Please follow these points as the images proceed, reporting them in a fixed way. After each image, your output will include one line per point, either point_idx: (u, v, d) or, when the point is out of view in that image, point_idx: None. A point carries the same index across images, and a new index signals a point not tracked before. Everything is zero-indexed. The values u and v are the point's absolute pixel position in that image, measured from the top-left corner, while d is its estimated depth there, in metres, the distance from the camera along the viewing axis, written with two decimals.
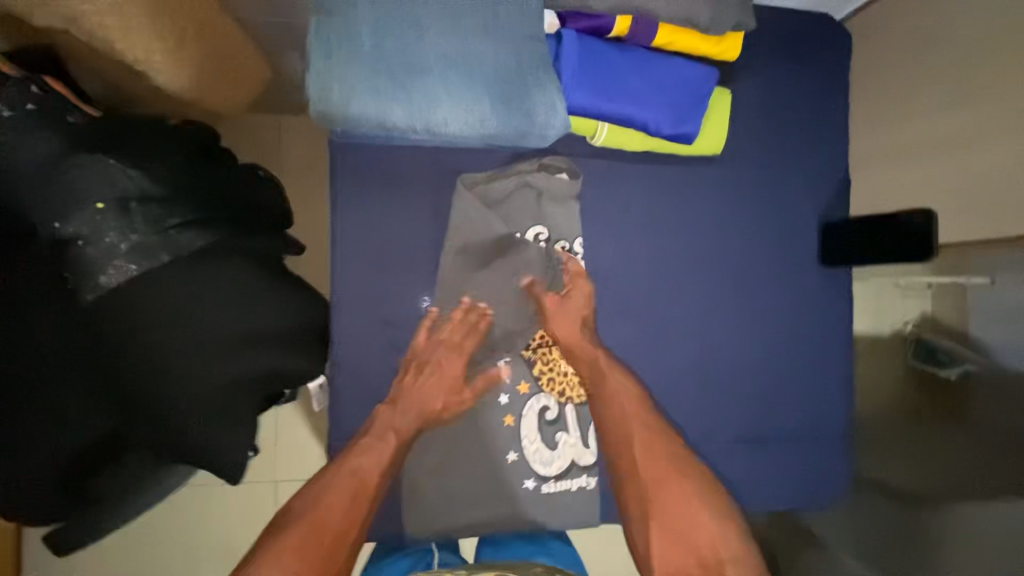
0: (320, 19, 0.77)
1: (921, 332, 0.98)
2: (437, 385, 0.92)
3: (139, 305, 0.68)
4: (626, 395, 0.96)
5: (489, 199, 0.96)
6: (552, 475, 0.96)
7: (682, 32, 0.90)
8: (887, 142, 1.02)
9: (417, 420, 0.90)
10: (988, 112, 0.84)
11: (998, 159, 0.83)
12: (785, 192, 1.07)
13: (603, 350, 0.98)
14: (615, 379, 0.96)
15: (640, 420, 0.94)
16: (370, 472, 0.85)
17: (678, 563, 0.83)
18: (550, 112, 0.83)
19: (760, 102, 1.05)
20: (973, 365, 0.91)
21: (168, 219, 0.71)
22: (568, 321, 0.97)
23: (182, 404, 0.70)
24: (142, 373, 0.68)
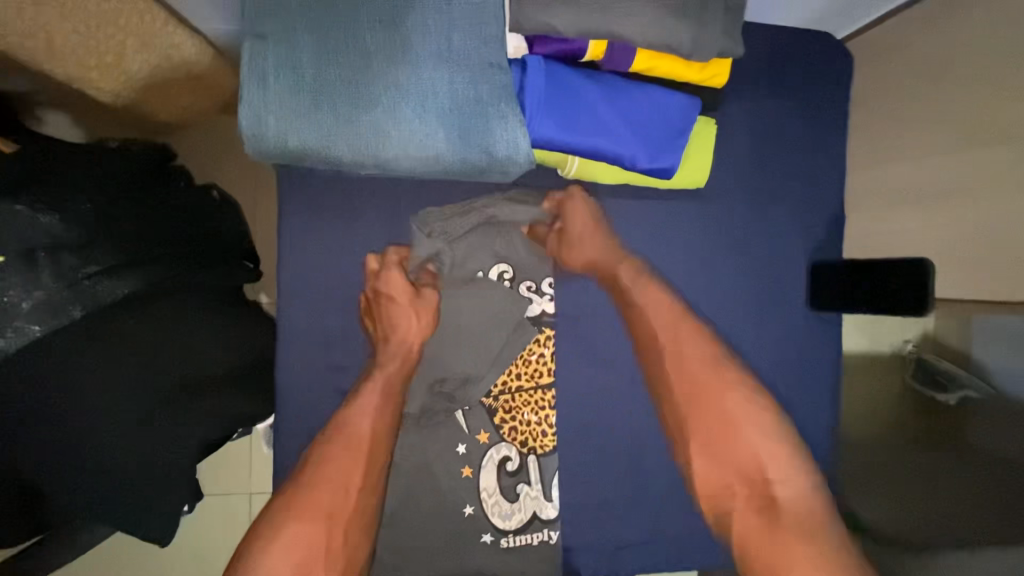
0: (254, 45, 0.70)
1: (922, 353, 0.96)
2: (404, 308, 0.88)
3: (59, 361, 0.66)
4: (659, 314, 0.90)
5: (448, 235, 0.92)
6: (512, 529, 0.91)
7: (665, 58, 0.82)
8: (886, 179, 0.94)
9: (405, 350, 0.88)
10: (995, 156, 0.76)
11: (1007, 209, 0.75)
12: (775, 227, 0.99)
13: (627, 260, 0.93)
14: (642, 293, 0.91)
15: (673, 330, 0.89)
16: (359, 420, 0.82)
17: (723, 481, 0.82)
18: (511, 147, 0.76)
19: (749, 131, 0.97)
20: (973, 391, 0.87)
21: (84, 268, 0.67)
22: (586, 245, 0.92)
23: (104, 459, 0.69)
24: (60, 430, 0.66)
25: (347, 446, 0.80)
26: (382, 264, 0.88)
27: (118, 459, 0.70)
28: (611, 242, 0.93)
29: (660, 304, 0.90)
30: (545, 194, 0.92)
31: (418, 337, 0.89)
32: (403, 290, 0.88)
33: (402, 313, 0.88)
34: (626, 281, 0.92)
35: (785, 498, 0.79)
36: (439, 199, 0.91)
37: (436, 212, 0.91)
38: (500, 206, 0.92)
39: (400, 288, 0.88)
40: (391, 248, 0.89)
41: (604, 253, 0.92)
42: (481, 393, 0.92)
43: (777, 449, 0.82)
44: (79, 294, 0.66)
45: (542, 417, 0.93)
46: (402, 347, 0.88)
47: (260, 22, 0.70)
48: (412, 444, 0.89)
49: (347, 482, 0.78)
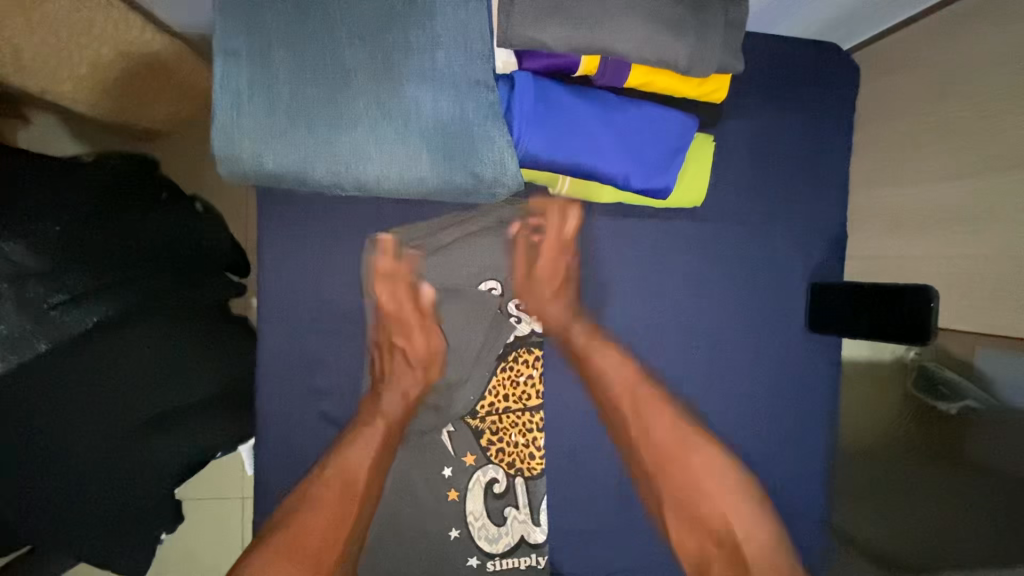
0: (227, 61, 0.66)
1: (924, 360, 0.90)
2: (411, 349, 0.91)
3: (22, 396, 0.62)
4: (616, 374, 0.92)
5: (432, 246, 0.89)
6: (499, 552, 0.88)
7: (661, 74, 0.79)
8: (889, 199, 0.91)
9: (405, 399, 0.90)
10: (1002, 183, 0.73)
11: (1013, 239, 0.72)
12: (774, 247, 0.96)
13: (581, 325, 0.92)
14: (605, 361, 0.92)
15: (631, 398, 0.92)
16: (359, 462, 0.85)
17: (697, 543, 0.90)
18: (497, 168, 0.73)
19: (749, 147, 0.94)
20: (975, 402, 0.84)
21: (51, 299, 0.63)
22: (537, 298, 0.92)
23: (75, 491, 0.67)
24: (28, 467, 0.63)
25: (331, 494, 0.83)
26: (385, 266, 0.88)
27: (94, 485, 0.69)
28: (568, 300, 0.92)
29: (630, 371, 0.93)
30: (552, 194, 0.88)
31: (421, 374, 0.91)
32: (410, 315, 0.90)
33: (409, 337, 0.90)
34: (591, 343, 0.92)
35: (752, 556, 0.89)
36: (426, 215, 0.88)
37: (410, 229, 0.89)
38: (484, 219, 0.90)
39: (411, 311, 0.90)
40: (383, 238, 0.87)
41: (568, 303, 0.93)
42: (466, 414, 0.89)
43: (744, 508, 0.92)
44: (46, 326, 0.63)
45: (529, 439, 0.90)
46: (401, 384, 0.89)
47: (233, 39, 0.66)
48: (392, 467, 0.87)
49: (335, 522, 0.83)
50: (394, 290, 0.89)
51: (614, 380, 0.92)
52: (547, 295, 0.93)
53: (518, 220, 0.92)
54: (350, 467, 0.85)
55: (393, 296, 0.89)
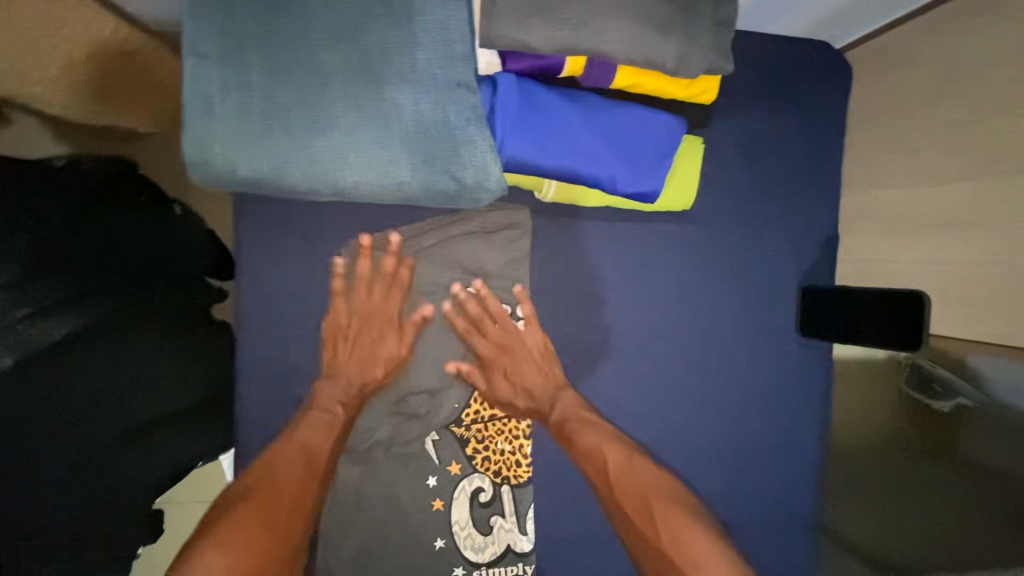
0: (197, 65, 0.64)
1: (917, 358, 0.86)
2: (365, 346, 0.86)
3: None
4: (608, 445, 0.82)
5: (415, 250, 0.88)
6: (485, 561, 0.87)
7: (649, 74, 0.77)
8: (880, 202, 0.89)
9: (358, 383, 0.85)
10: (995, 189, 0.72)
11: (1006, 247, 0.71)
12: (765, 249, 0.94)
13: (558, 407, 0.86)
14: (585, 439, 0.82)
15: (631, 472, 0.79)
16: (320, 448, 0.79)
17: None
18: (480, 174, 0.71)
19: (740, 147, 0.92)
20: (967, 400, 0.80)
21: (17, 311, 0.61)
22: (507, 385, 0.88)
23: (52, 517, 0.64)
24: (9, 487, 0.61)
25: (293, 467, 0.76)
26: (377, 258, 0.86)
27: (73, 506, 0.66)
28: (540, 382, 0.88)
29: (612, 449, 0.81)
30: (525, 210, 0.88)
31: (380, 369, 0.86)
32: (380, 307, 0.86)
33: (377, 332, 0.86)
34: (567, 420, 0.85)
35: None
36: (409, 219, 0.87)
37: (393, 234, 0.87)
38: (465, 222, 0.88)
39: (393, 306, 0.87)
40: (392, 237, 0.85)
41: (545, 381, 0.88)
42: (451, 422, 0.88)
43: None
44: (12, 339, 0.61)
45: (515, 446, 0.89)
46: (362, 368, 0.85)
47: (203, 41, 0.64)
48: (378, 478, 0.85)
49: (279, 505, 0.72)
50: (375, 279, 0.86)
51: (593, 458, 0.81)
52: (524, 374, 0.88)
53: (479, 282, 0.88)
54: (309, 447, 0.79)
55: (365, 283, 0.86)
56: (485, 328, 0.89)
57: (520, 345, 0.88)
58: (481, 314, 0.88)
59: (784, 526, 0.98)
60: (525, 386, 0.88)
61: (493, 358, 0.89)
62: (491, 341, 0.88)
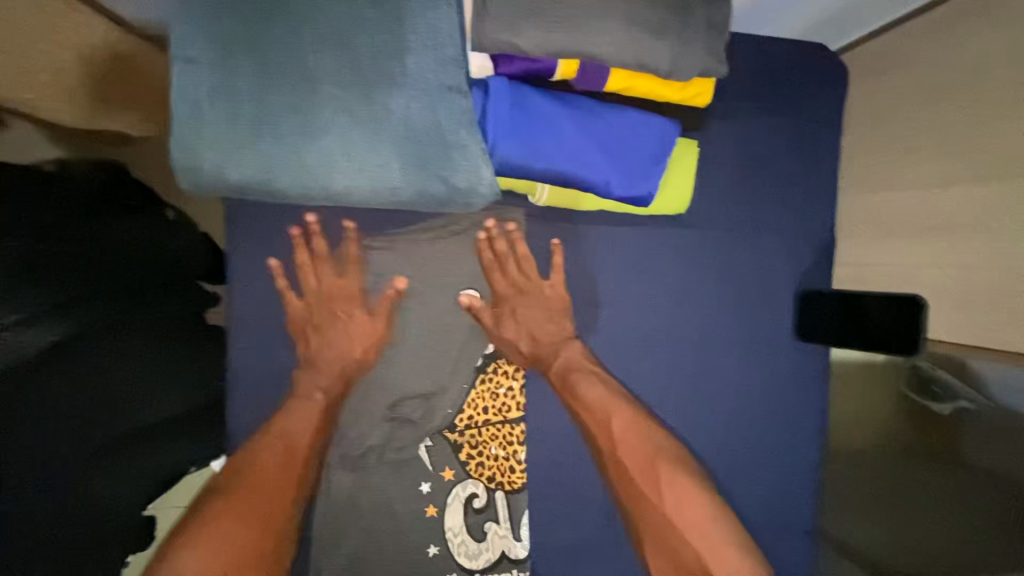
0: (184, 70, 0.64)
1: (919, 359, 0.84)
2: (355, 326, 0.86)
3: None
4: (612, 405, 0.87)
5: (408, 254, 0.87)
6: (479, 568, 0.85)
7: (642, 77, 0.76)
8: (877, 204, 0.88)
9: (342, 366, 0.86)
10: (993, 192, 0.71)
11: (1004, 250, 0.70)
12: (761, 252, 0.94)
13: (574, 349, 0.90)
14: (589, 391, 0.88)
15: (637, 435, 0.86)
16: (301, 437, 0.82)
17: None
18: (473, 178, 0.71)
19: (735, 150, 0.92)
20: (970, 403, 0.77)
21: (7, 317, 0.60)
22: (518, 326, 0.89)
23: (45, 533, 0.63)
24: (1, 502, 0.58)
25: (276, 456, 0.79)
26: (308, 242, 0.85)
27: (63, 521, 0.65)
28: (554, 331, 0.89)
29: (617, 410, 0.87)
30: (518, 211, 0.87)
31: (359, 349, 0.86)
32: (331, 287, 0.87)
33: (343, 309, 0.87)
34: (572, 369, 0.89)
35: None
36: (403, 223, 0.86)
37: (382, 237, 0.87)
38: (457, 225, 0.87)
39: (347, 284, 0.87)
40: (309, 218, 0.84)
41: (553, 330, 0.89)
42: (445, 428, 0.87)
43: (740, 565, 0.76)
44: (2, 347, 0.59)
45: (509, 452, 0.88)
46: (341, 353, 0.86)
47: (190, 45, 0.64)
48: (372, 484, 0.85)
49: (272, 485, 0.77)
50: (314, 263, 0.86)
51: (596, 413, 0.87)
52: (533, 323, 0.89)
53: (494, 217, 0.87)
54: (291, 435, 0.82)
55: (309, 268, 0.85)
56: (509, 266, 0.88)
57: (538, 291, 0.89)
58: (501, 259, 0.88)
59: (780, 530, 0.97)
60: (531, 328, 0.89)
61: (508, 298, 0.89)
62: (512, 279, 0.89)
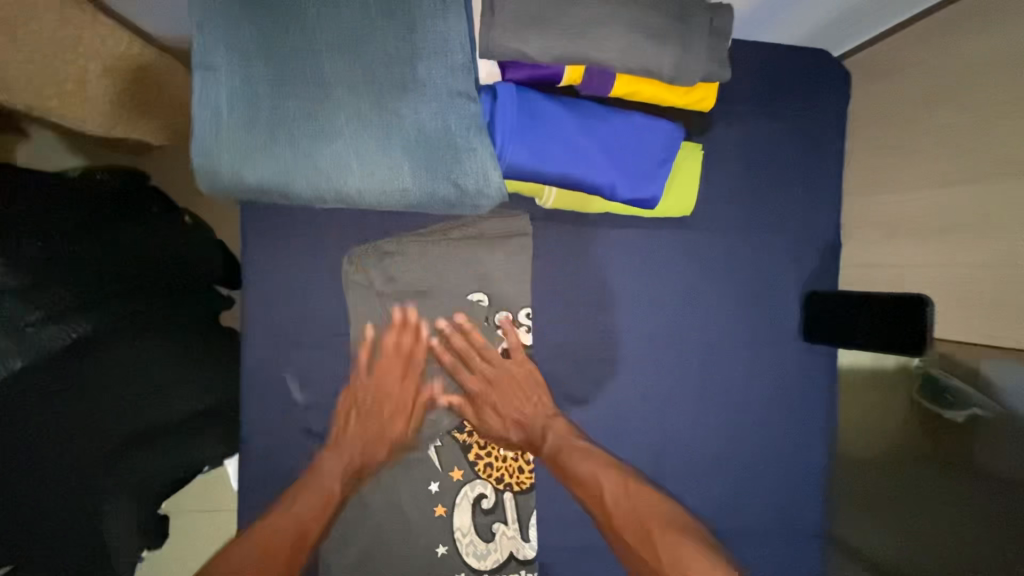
0: (205, 77, 0.67)
1: (929, 367, 0.84)
2: (393, 406, 0.87)
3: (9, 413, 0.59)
4: (606, 475, 0.87)
5: (412, 255, 0.86)
6: (487, 569, 0.85)
7: (647, 83, 0.78)
8: (881, 207, 0.89)
9: (373, 450, 0.86)
10: (999, 192, 0.72)
11: (1010, 250, 0.71)
12: (767, 256, 0.94)
13: (555, 423, 0.88)
14: (581, 466, 0.87)
15: (631, 501, 0.85)
16: (311, 524, 0.81)
17: None
18: (480, 181, 0.73)
19: (740, 154, 0.93)
20: (983, 411, 0.78)
21: (27, 317, 0.61)
22: (502, 412, 0.88)
23: (46, 536, 0.63)
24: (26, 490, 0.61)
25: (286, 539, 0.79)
26: (395, 331, 0.86)
27: (73, 520, 0.66)
28: (533, 413, 0.88)
29: (607, 478, 0.86)
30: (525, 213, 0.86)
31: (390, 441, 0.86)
32: (393, 379, 0.87)
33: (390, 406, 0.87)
34: (562, 448, 0.87)
35: None
36: (409, 226, 0.85)
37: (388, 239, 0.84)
38: (464, 227, 0.86)
39: (408, 389, 0.87)
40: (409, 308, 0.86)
41: (534, 411, 0.88)
42: (453, 428, 0.87)
43: None
44: (22, 343, 0.61)
45: (518, 453, 0.87)
46: (375, 437, 0.86)
47: (212, 54, 0.66)
48: (380, 485, 0.85)
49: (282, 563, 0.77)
50: (392, 353, 0.87)
51: (589, 488, 0.86)
52: (512, 410, 0.88)
53: (461, 314, 0.87)
54: (302, 520, 0.81)
55: (386, 358, 0.86)
56: (474, 361, 0.88)
57: (507, 377, 0.88)
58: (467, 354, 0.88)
59: (791, 536, 0.97)
60: (513, 416, 0.88)
61: (483, 394, 0.89)
62: (479, 376, 0.89)
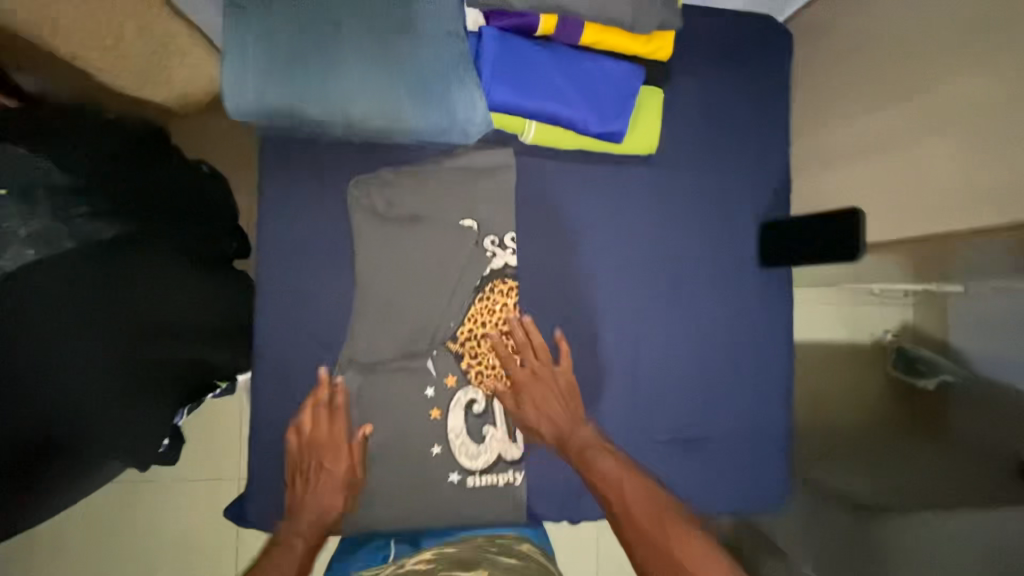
0: (234, 15, 0.78)
1: (902, 341, 1.10)
2: (328, 457, 0.87)
3: (50, 285, 0.68)
4: (621, 470, 0.86)
5: (404, 181, 0.93)
6: (478, 468, 0.93)
7: (611, 32, 0.89)
8: (823, 143, 1.01)
9: (328, 507, 0.86)
10: (920, 109, 0.83)
11: (932, 158, 0.81)
12: (728, 190, 1.04)
13: (587, 428, 0.93)
14: (601, 462, 0.88)
15: (640, 490, 0.84)
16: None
17: None
18: (469, 106, 0.85)
19: (701, 101, 1.04)
20: (949, 377, 1.03)
21: (77, 209, 0.72)
22: (539, 399, 0.93)
23: (61, 403, 0.70)
24: (65, 356, 0.70)
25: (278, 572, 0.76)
26: (319, 391, 0.89)
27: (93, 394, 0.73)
28: (565, 411, 0.94)
29: (625, 473, 0.86)
30: (507, 151, 0.96)
31: (339, 501, 0.87)
32: (331, 436, 0.88)
33: (331, 463, 0.87)
34: (588, 448, 0.90)
35: None
36: (408, 159, 0.93)
37: (387, 170, 0.93)
38: (454, 159, 0.95)
39: (341, 439, 0.89)
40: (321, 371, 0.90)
41: (568, 413, 0.94)
42: (447, 339, 0.94)
43: None
44: (71, 230, 0.71)
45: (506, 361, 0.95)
46: (324, 500, 0.86)
47: None
48: (377, 389, 0.91)
49: None
50: (320, 412, 0.89)
51: (608, 478, 0.86)
52: (551, 410, 0.93)
53: (481, 297, 0.95)
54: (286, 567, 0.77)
55: (315, 416, 0.88)
56: (524, 355, 0.94)
57: (549, 378, 0.95)
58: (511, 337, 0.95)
59: (758, 446, 1.04)
60: (549, 415, 0.93)
61: (524, 386, 0.94)
62: (525, 369, 0.94)
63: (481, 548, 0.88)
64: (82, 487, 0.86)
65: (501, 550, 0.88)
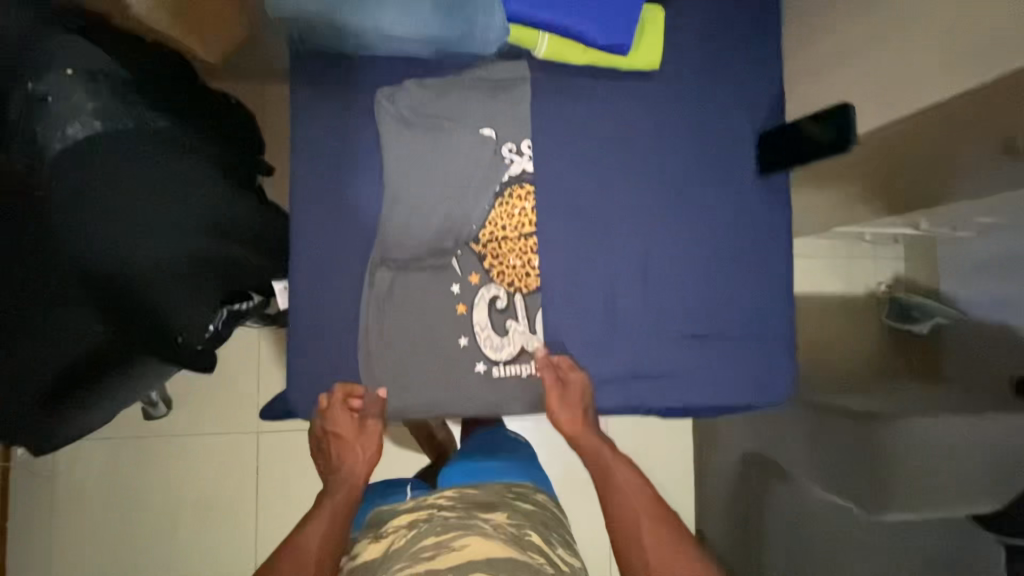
0: None
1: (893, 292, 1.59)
2: (345, 435, 0.93)
3: (115, 159, 0.77)
4: (636, 489, 0.88)
5: (428, 92, 1.00)
6: (502, 360, 1.00)
7: None
8: (818, 54, 1.08)
9: (355, 475, 0.91)
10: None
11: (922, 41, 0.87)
12: (730, 102, 1.11)
13: (607, 444, 0.97)
14: (619, 474, 0.91)
15: (654, 508, 0.86)
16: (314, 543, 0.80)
17: None
18: (489, 11, 0.90)
19: (703, 18, 1.10)
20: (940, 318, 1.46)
21: (133, 97, 0.81)
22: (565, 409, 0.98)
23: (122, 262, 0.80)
24: (120, 226, 0.78)
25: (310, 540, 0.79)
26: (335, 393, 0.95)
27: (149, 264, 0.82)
28: (588, 420, 0.98)
29: (639, 489, 0.89)
30: (524, 66, 1.03)
31: (363, 468, 0.93)
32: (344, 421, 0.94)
33: (349, 439, 0.93)
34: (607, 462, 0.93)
35: None
36: (433, 72, 1.00)
37: (411, 81, 0.99)
38: (473, 70, 1.01)
39: (353, 420, 0.94)
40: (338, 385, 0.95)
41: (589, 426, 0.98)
42: (470, 240, 1.01)
43: None
44: (131, 114, 0.80)
45: (525, 261, 1.03)
46: (351, 469, 0.92)
47: None
48: (408, 285, 0.99)
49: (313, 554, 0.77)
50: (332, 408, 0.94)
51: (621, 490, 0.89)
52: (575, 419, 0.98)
53: (501, 201, 1.02)
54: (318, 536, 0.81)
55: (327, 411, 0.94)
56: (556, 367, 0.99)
57: (577, 390, 0.99)
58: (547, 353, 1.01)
59: (765, 343, 1.10)
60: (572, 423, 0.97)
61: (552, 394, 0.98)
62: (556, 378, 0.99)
63: (500, 492, 0.91)
64: (136, 380, 0.96)
65: (518, 495, 0.92)
